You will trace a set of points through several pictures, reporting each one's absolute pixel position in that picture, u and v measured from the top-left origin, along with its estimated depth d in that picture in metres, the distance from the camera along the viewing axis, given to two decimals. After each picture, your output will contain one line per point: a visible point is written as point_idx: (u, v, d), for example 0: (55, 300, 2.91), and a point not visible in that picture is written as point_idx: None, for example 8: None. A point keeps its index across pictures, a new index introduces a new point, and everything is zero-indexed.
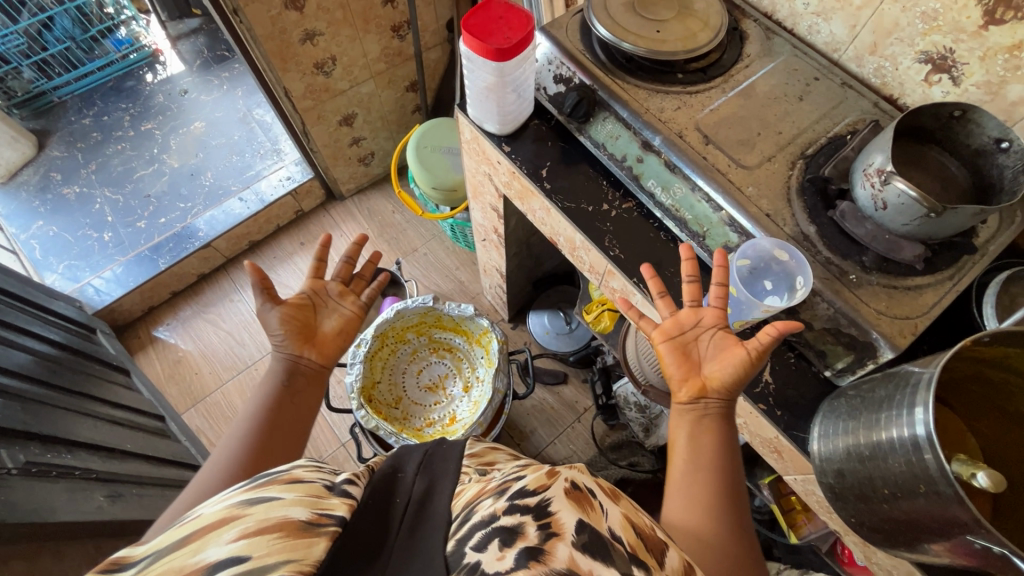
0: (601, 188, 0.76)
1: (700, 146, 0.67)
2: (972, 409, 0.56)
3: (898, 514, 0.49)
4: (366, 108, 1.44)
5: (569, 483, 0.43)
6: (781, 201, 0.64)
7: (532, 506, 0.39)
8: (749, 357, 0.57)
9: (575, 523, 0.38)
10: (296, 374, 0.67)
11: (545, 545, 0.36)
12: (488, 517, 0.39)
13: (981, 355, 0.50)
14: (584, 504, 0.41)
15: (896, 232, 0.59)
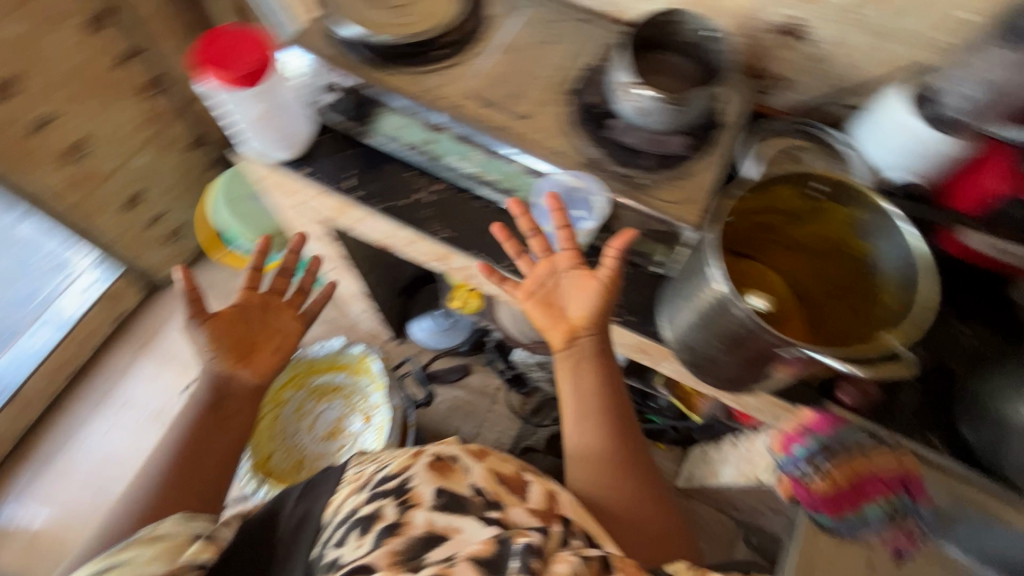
0: (411, 179, 0.76)
1: (480, 111, 0.70)
2: (768, 252, 0.66)
3: (737, 359, 0.58)
4: (152, 180, 1.29)
5: (430, 456, 0.53)
6: (566, 136, 0.70)
7: (392, 489, 0.50)
8: (602, 286, 0.62)
9: (430, 490, 0.49)
10: (228, 396, 0.70)
11: (403, 518, 0.48)
12: (352, 512, 0.50)
13: (750, 207, 0.60)
14: (445, 471, 0.51)
15: (662, 131, 0.67)
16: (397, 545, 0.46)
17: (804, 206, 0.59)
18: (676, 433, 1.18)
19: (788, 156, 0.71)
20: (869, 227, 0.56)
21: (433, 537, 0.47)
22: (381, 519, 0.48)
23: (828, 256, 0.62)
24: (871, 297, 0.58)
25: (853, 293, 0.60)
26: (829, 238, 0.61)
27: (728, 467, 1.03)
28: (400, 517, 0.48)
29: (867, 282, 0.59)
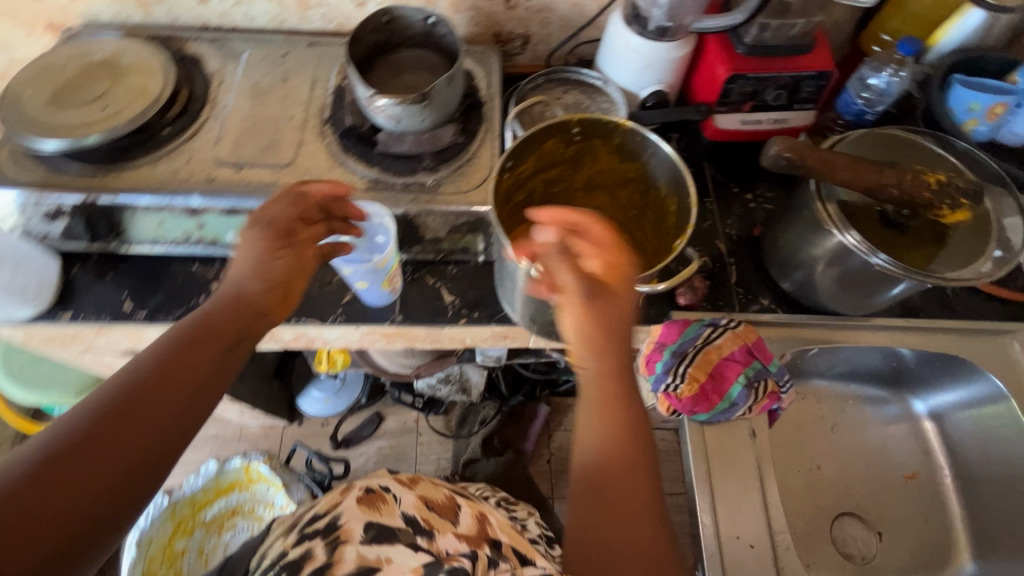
0: (197, 273, 0.68)
1: (236, 176, 0.64)
2: (568, 199, 0.70)
3: (568, 317, 0.59)
4: None
5: (361, 494, 0.61)
6: (336, 169, 0.66)
7: (320, 528, 0.57)
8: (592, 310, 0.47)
9: (359, 524, 0.56)
10: (232, 322, 0.49)
11: (333, 556, 0.53)
12: (280, 557, 0.55)
13: (527, 173, 0.61)
14: (379, 503, 0.60)
15: (427, 128, 0.67)
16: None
17: (570, 152, 0.61)
18: None
19: (553, 107, 0.74)
20: (631, 151, 0.60)
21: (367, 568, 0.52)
22: (313, 560, 0.53)
23: (616, 187, 0.65)
24: (660, 211, 0.62)
25: (648, 211, 0.64)
26: (608, 172, 0.64)
27: None
28: (330, 557, 0.53)
29: (652, 198, 0.63)
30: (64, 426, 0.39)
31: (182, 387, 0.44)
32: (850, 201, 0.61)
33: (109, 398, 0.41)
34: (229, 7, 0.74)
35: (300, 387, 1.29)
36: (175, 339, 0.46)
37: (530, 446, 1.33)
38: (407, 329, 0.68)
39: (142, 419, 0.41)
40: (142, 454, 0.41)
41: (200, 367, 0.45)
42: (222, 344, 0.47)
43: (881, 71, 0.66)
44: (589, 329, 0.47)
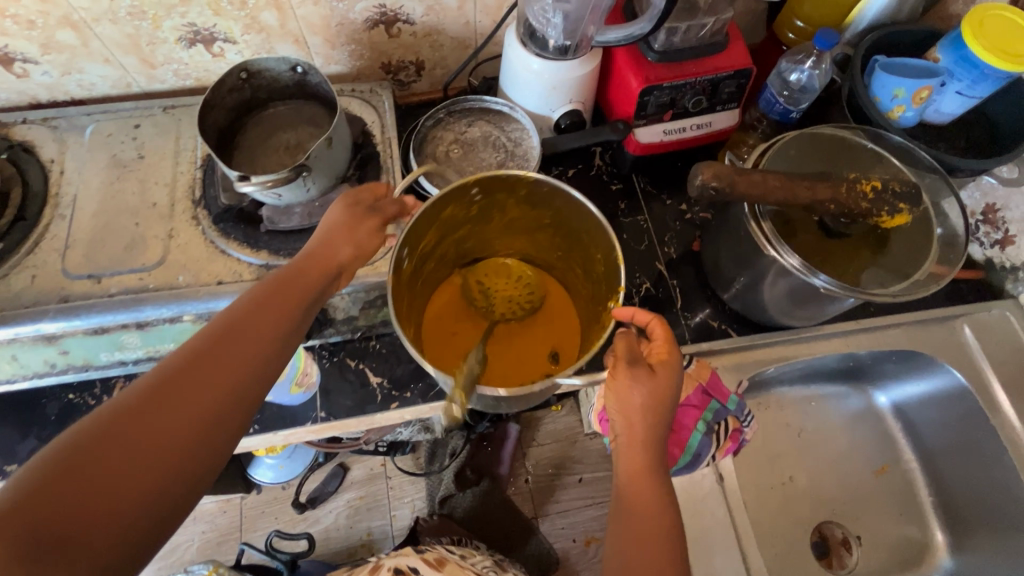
0: (76, 402, 0.59)
1: (94, 292, 0.54)
2: (489, 248, 0.63)
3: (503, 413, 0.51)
4: None
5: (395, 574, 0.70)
6: (218, 260, 0.57)
7: None
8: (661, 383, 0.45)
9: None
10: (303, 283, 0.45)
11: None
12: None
13: (428, 245, 0.54)
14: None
15: (316, 195, 0.58)
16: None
17: (474, 211, 0.54)
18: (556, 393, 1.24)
19: (460, 142, 0.67)
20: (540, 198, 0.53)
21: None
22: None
23: (533, 231, 0.59)
24: (588, 256, 0.56)
25: (573, 254, 0.58)
26: (521, 219, 0.57)
27: None
28: None
29: (575, 242, 0.56)
30: (104, 407, 0.34)
31: (232, 364, 0.39)
32: (782, 214, 0.57)
33: (160, 377, 0.36)
34: (57, 78, 0.62)
35: (251, 456, 1.19)
36: (235, 309, 0.41)
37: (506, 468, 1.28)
38: (333, 425, 0.60)
39: (186, 399, 0.36)
40: (189, 447, 0.35)
41: (258, 344, 0.40)
42: (283, 314, 0.43)
43: (801, 66, 0.61)
44: (635, 404, 0.45)
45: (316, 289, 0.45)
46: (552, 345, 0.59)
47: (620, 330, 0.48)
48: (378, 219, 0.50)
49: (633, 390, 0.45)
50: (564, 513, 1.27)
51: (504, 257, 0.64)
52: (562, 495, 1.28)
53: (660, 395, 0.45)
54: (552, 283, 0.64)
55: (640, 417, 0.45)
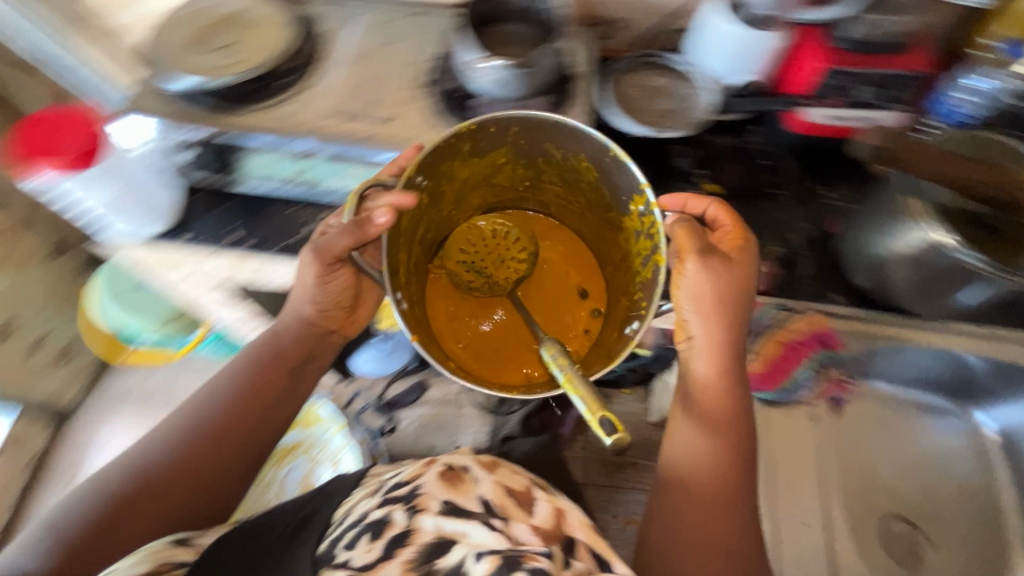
0: (297, 215, 0.74)
1: (341, 127, 0.69)
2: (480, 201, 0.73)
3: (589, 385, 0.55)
4: (21, 303, 1.17)
5: (444, 467, 0.53)
6: (434, 127, 0.70)
7: (400, 496, 0.51)
8: (729, 272, 0.57)
9: (439, 498, 0.49)
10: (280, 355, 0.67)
11: (412, 525, 0.48)
12: (364, 516, 0.52)
13: (418, 209, 0.62)
14: (456, 481, 0.51)
15: (518, 97, 0.70)
16: (410, 555, 0.45)
17: (428, 198, 0.62)
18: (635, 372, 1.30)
19: (642, 88, 0.77)
20: (487, 150, 0.62)
21: (443, 543, 0.46)
22: (393, 525, 0.48)
23: (497, 176, 0.68)
24: (565, 172, 0.65)
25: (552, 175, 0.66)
26: (472, 176, 0.66)
27: None
28: (409, 523, 0.48)
29: (545, 163, 0.65)
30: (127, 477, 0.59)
31: (222, 436, 0.63)
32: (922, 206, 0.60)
33: (165, 451, 0.61)
34: None
35: (355, 347, 1.34)
36: (235, 383, 0.65)
37: (568, 429, 1.34)
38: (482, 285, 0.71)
39: (188, 460, 0.61)
40: (186, 494, 0.60)
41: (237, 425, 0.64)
42: (261, 402, 0.65)
43: (987, 77, 0.67)
44: (710, 291, 0.57)
45: (304, 360, 0.68)
46: (579, 285, 0.72)
47: (679, 218, 0.58)
48: (350, 240, 0.58)
49: (705, 285, 0.57)
50: (611, 489, 1.31)
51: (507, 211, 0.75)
52: (614, 471, 1.32)
53: (724, 286, 0.57)
54: (538, 222, 0.76)
55: (710, 309, 0.57)
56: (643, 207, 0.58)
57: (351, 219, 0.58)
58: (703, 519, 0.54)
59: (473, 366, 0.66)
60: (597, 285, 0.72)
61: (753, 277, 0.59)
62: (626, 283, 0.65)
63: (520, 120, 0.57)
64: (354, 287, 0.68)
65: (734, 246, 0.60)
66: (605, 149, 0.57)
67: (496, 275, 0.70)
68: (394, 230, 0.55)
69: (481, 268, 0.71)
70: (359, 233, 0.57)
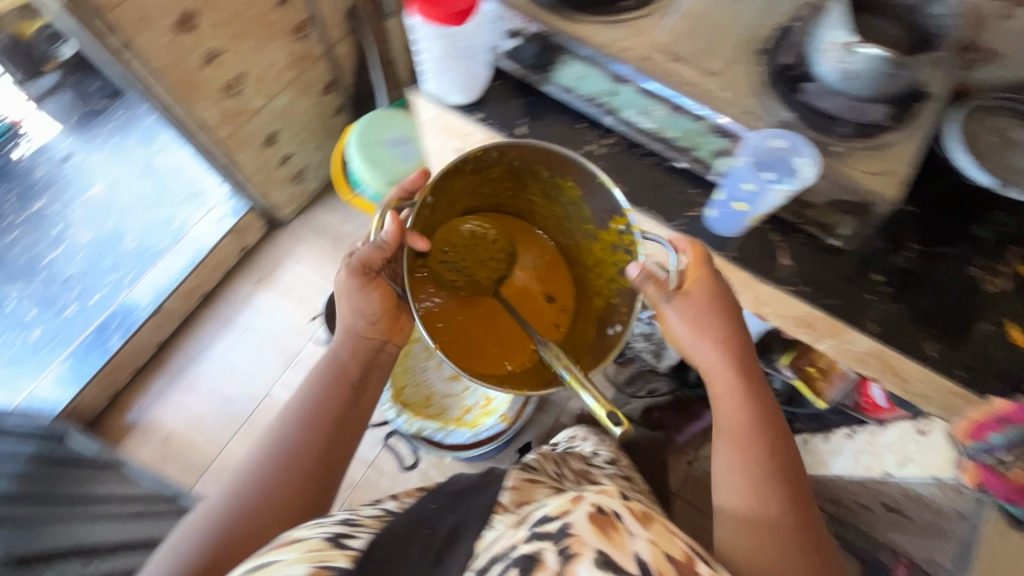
0: (579, 132, 0.76)
1: (668, 65, 0.68)
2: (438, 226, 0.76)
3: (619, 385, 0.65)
4: (287, 122, 1.36)
5: (593, 506, 0.43)
6: (755, 97, 0.67)
7: (551, 531, 0.42)
8: (710, 297, 0.66)
9: (595, 550, 0.39)
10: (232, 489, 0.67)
11: (564, 570, 0.39)
12: (511, 548, 0.42)
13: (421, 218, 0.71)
14: (609, 528, 0.41)
15: (863, 98, 0.63)
16: None
17: (429, 210, 0.70)
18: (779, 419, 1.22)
19: (998, 135, 0.67)
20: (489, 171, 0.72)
21: None
22: (543, 568, 0.39)
23: (502, 184, 0.76)
24: (551, 187, 0.73)
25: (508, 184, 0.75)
26: (466, 185, 0.73)
27: (843, 458, 1.02)
28: (561, 568, 0.39)
29: (530, 177, 0.73)
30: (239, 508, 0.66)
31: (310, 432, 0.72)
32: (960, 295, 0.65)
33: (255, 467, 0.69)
34: None
35: None
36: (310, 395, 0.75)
37: (682, 439, 1.32)
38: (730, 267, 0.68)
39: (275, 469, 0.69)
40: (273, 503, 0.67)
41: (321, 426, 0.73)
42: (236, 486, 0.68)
43: None
44: (688, 315, 0.66)
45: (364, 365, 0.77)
46: (545, 291, 0.83)
47: (641, 266, 0.66)
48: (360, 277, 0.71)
49: (686, 314, 0.66)
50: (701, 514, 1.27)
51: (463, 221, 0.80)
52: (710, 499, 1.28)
53: (701, 313, 0.66)
54: (515, 224, 0.85)
55: (695, 339, 0.67)
56: (621, 227, 0.68)
57: (382, 239, 0.69)
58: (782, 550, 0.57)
59: (480, 366, 0.75)
60: (560, 286, 0.83)
61: (725, 284, 0.67)
62: (599, 286, 0.79)
63: (517, 145, 0.65)
64: (396, 296, 0.75)
65: (698, 275, 0.65)
66: (594, 176, 0.65)
67: (478, 275, 0.81)
68: (415, 238, 0.68)
69: (462, 266, 0.80)
70: (381, 253, 0.69)
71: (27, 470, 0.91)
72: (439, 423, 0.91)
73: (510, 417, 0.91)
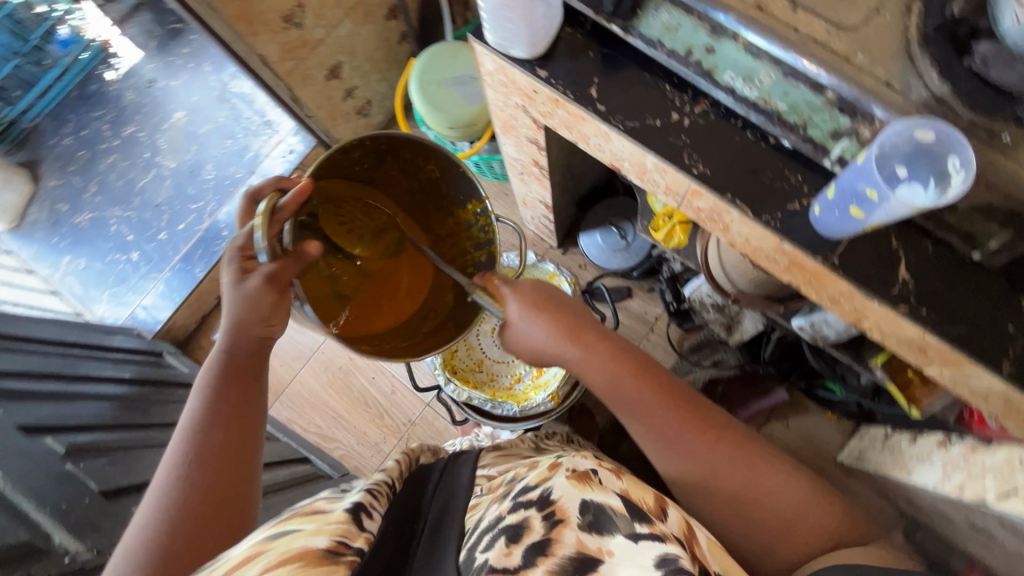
0: (664, 95, 0.63)
1: (787, 17, 0.54)
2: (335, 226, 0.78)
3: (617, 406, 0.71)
4: (350, 52, 1.28)
5: (568, 471, 0.46)
6: (901, 62, 0.52)
7: (535, 499, 0.44)
8: (528, 289, 0.72)
9: (578, 506, 0.42)
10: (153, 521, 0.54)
11: (551, 534, 0.40)
12: (497, 520, 0.44)
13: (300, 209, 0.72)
14: (588, 482, 0.45)
15: None
16: (553, 565, 0.38)
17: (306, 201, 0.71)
18: (857, 408, 1.13)
19: None
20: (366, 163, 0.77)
21: (586, 560, 0.39)
22: (531, 530, 0.41)
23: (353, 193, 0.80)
24: (412, 182, 0.82)
25: (395, 178, 0.81)
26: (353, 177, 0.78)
27: (930, 468, 0.92)
28: (548, 532, 0.41)
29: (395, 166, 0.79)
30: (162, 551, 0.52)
31: (212, 452, 0.59)
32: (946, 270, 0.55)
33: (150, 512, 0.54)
34: None
35: (588, 226, 1.30)
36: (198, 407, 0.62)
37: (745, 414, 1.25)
38: (831, 277, 0.57)
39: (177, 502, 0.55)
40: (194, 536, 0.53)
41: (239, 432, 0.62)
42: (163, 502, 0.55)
43: None
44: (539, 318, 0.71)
45: (262, 360, 0.69)
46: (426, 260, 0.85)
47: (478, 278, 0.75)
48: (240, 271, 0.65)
49: (549, 324, 0.71)
50: None
51: (337, 208, 0.78)
52: None
53: (558, 325, 0.71)
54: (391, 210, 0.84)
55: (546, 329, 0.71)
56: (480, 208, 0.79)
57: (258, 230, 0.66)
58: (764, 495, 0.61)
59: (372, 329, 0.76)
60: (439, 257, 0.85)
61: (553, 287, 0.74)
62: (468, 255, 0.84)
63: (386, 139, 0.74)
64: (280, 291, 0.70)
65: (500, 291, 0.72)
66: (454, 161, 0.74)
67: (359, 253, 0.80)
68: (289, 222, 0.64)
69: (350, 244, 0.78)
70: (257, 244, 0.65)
71: (127, 393, 1.03)
72: (489, 392, 0.92)
73: (558, 398, 0.88)
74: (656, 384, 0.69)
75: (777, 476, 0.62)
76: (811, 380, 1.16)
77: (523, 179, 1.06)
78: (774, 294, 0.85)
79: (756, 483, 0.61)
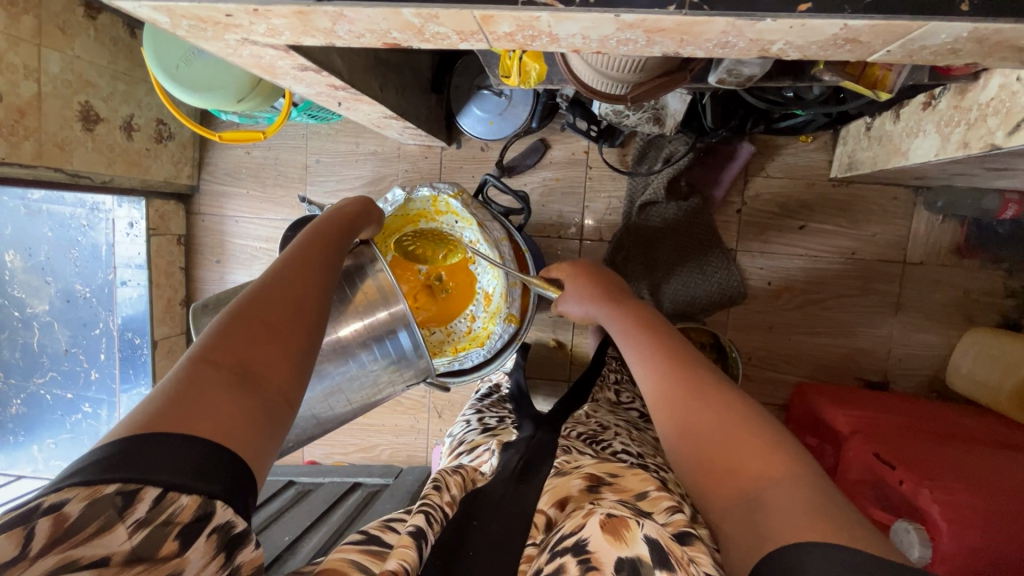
0: None
1: None
2: None
3: (622, 342, 0.67)
4: (87, 83, 1.03)
5: (603, 514, 0.45)
6: None
7: (570, 547, 0.45)
8: (586, 266, 0.80)
9: (614, 562, 0.42)
10: (251, 305, 0.54)
11: None
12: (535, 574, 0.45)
13: None
14: (621, 530, 0.44)
15: None
16: None
17: None
18: (828, 117, 0.97)
19: None
20: None
21: None
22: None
23: None
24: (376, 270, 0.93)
25: None
26: None
27: (924, 139, 0.79)
28: None
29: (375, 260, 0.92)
30: (244, 331, 0.51)
31: (308, 276, 0.60)
32: None
33: (246, 302, 0.54)
34: None
35: (460, 106, 1.10)
36: (300, 246, 0.64)
37: (722, 191, 1.13)
38: (700, 22, 0.40)
39: (275, 304, 0.55)
40: (282, 340, 0.53)
41: (326, 266, 0.64)
42: (259, 289, 0.56)
43: None
44: (577, 287, 0.78)
45: (352, 227, 0.73)
46: None
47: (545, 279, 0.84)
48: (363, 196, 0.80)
49: (582, 289, 0.77)
50: (767, 254, 1.15)
51: None
52: (776, 235, 1.14)
53: (596, 288, 0.75)
54: None
55: (583, 299, 0.77)
56: (426, 222, 0.92)
57: (378, 212, 0.82)
58: (727, 443, 0.49)
59: None
60: None
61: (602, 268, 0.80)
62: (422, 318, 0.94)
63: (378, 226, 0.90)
64: (376, 211, 0.80)
65: (565, 270, 0.80)
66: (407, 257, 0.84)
67: None
68: None
69: None
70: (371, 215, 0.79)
71: None
72: (450, 351, 0.97)
73: (516, 316, 0.90)
74: (659, 333, 0.64)
75: (744, 421, 0.50)
76: (768, 118, 1.01)
77: (349, 107, 0.86)
78: (672, 64, 0.67)
79: (732, 422, 0.51)
